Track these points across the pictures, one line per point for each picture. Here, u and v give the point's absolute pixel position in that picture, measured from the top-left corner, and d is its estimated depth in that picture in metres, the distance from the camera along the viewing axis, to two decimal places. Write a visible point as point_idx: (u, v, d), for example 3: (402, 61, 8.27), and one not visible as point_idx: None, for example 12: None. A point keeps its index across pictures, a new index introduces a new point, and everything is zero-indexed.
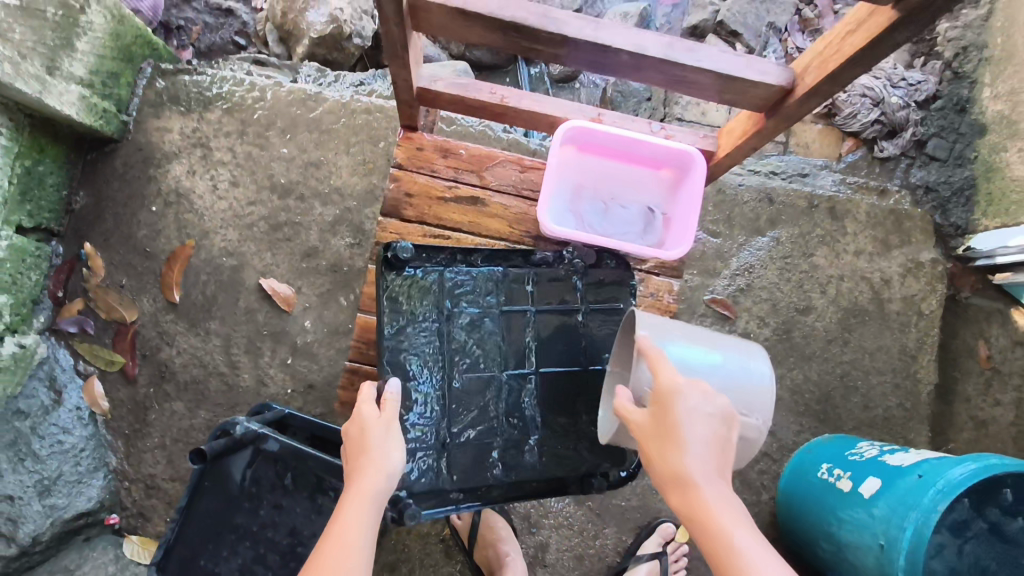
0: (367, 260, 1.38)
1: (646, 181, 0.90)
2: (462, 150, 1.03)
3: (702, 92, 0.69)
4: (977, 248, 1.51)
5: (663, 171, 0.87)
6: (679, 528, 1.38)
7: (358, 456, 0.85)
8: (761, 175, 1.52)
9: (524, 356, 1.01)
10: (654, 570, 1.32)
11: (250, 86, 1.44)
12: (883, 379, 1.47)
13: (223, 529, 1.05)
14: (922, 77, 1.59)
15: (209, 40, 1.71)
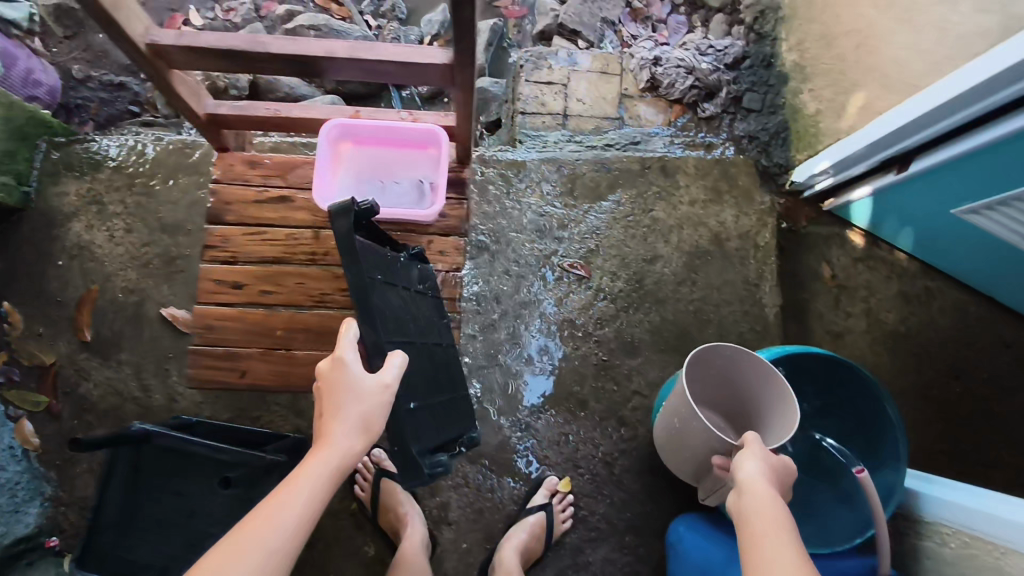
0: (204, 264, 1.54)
1: (420, 162, 1.11)
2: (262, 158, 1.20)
3: (400, 79, 0.87)
4: (798, 180, 1.70)
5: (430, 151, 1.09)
6: (561, 480, 1.54)
7: (337, 410, 0.91)
8: (597, 149, 1.73)
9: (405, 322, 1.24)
10: (540, 517, 1.47)
11: (136, 145, 1.64)
12: (732, 308, 1.64)
13: (131, 521, 1.22)
14: (729, 43, 1.81)
15: (107, 113, 1.92)
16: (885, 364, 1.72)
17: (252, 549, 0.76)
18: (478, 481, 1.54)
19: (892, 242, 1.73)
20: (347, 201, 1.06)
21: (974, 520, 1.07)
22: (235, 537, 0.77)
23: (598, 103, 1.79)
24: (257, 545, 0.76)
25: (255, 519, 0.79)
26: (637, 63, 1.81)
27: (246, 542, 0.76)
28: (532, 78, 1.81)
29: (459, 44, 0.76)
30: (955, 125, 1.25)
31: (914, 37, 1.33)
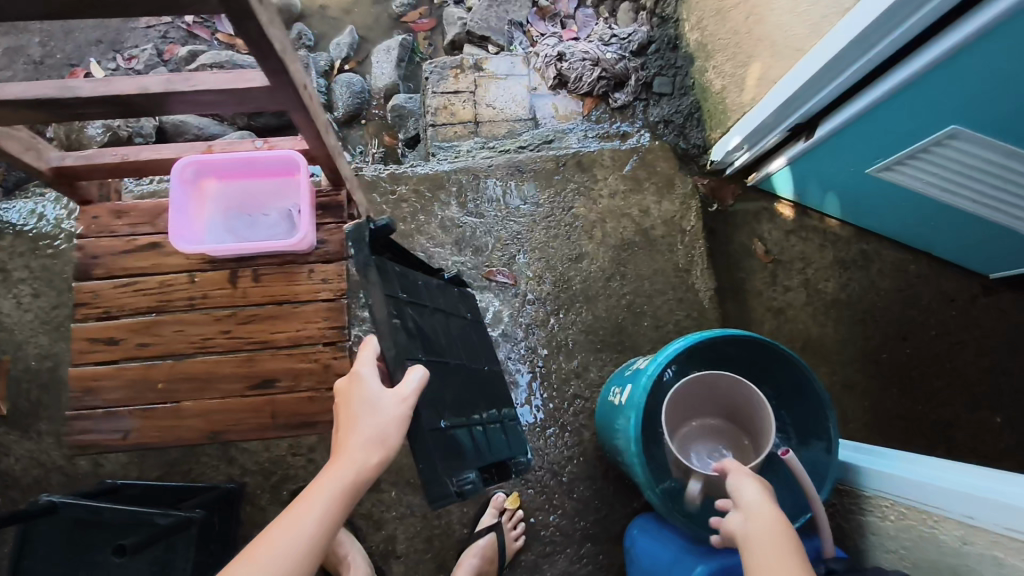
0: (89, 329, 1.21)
1: (286, 186, 1.16)
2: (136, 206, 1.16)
3: (228, 105, 0.86)
4: (716, 159, 1.67)
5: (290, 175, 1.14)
6: (509, 496, 1.50)
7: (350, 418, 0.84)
8: (510, 152, 1.70)
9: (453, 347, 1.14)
10: (493, 539, 1.41)
11: (37, 207, 1.59)
12: (665, 298, 1.60)
13: None
14: (634, 30, 1.79)
15: None
16: (830, 334, 1.68)
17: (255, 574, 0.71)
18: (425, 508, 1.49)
19: (820, 209, 1.71)
20: (216, 237, 1.15)
21: (907, 485, 1.04)
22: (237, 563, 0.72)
23: (509, 106, 1.76)
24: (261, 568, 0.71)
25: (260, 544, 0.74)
26: (543, 61, 1.79)
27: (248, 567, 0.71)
28: (439, 89, 1.78)
29: (265, 59, 0.74)
30: (843, 84, 1.23)
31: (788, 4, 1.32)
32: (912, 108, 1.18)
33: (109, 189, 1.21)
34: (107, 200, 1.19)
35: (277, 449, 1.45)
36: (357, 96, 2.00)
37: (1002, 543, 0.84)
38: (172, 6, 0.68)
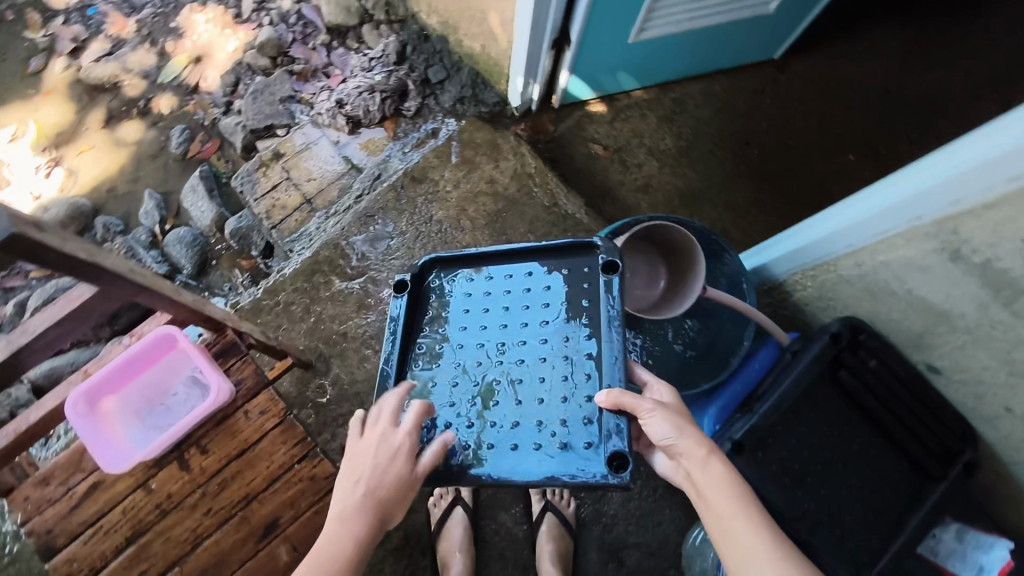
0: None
1: (173, 361, 1.20)
2: (55, 464, 1.15)
3: (77, 328, 0.89)
4: (517, 104, 1.80)
5: (167, 352, 1.17)
6: None
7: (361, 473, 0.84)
8: (351, 206, 1.77)
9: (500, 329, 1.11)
10: (551, 519, 1.50)
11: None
12: (553, 236, 1.70)
13: None
14: (384, 45, 1.90)
15: None
16: (694, 178, 1.84)
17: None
18: (481, 533, 1.54)
19: (621, 89, 1.87)
20: (142, 441, 1.18)
21: (793, 255, 1.21)
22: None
23: (326, 169, 1.82)
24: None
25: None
26: (328, 114, 1.86)
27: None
28: (258, 194, 1.83)
29: (78, 270, 0.78)
30: None
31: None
32: None
33: (23, 465, 1.19)
34: (28, 474, 1.17)
35: None
36: (193, 245, 1.99)
37: (873, 250, 1.00)
38: None
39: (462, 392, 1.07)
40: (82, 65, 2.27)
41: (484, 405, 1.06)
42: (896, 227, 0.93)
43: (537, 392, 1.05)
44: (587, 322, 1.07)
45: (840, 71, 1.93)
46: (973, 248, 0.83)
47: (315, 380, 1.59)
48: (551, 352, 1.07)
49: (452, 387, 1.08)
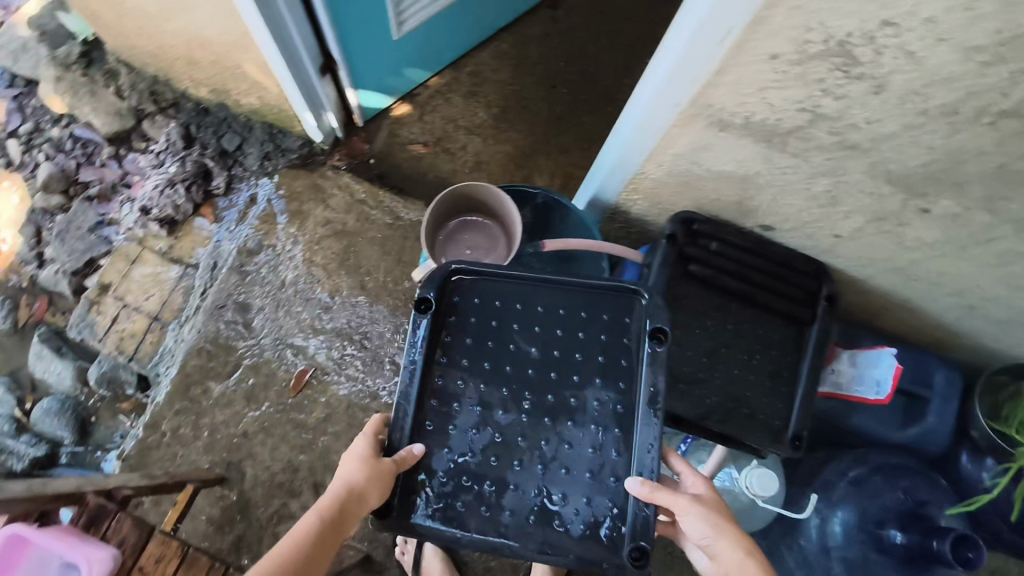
0: None
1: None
2: None
3: None
4: (321, 140, 1.76)
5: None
6: None
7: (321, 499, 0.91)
8: (199, 305, 1.67)
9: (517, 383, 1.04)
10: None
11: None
12: (407, 248, 1.71)
13: None
14: (165, 133, 1.79)
15: None
16: (517, 139, 1.88)
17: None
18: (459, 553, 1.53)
19: (412, 83, 1.84)
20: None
21: (605, 179, 1.22)
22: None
23: (158, 279, 1.71)
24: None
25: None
26: (138, 224, 1.74)
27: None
28: (102, 335, 1.68)
29: None
30: (294, 29, 1.35)
31: (195, 20, 1.36)
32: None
33: None
34: None
35: None
36: (64, 411, 1.74)
37: (660, 148, 1.02)
38: None
39: (488, 440, 1.01)
40: None
41: (495, 452, 1.01)
42: (662, 121, 0.94)
43: (568, 436, 1.02)
44: (621, 381, 1.03)
45: None
46: (730, 112, 0.85)
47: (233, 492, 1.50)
48: (576, 405, 1.02)
49: (476, 430, 1.02)
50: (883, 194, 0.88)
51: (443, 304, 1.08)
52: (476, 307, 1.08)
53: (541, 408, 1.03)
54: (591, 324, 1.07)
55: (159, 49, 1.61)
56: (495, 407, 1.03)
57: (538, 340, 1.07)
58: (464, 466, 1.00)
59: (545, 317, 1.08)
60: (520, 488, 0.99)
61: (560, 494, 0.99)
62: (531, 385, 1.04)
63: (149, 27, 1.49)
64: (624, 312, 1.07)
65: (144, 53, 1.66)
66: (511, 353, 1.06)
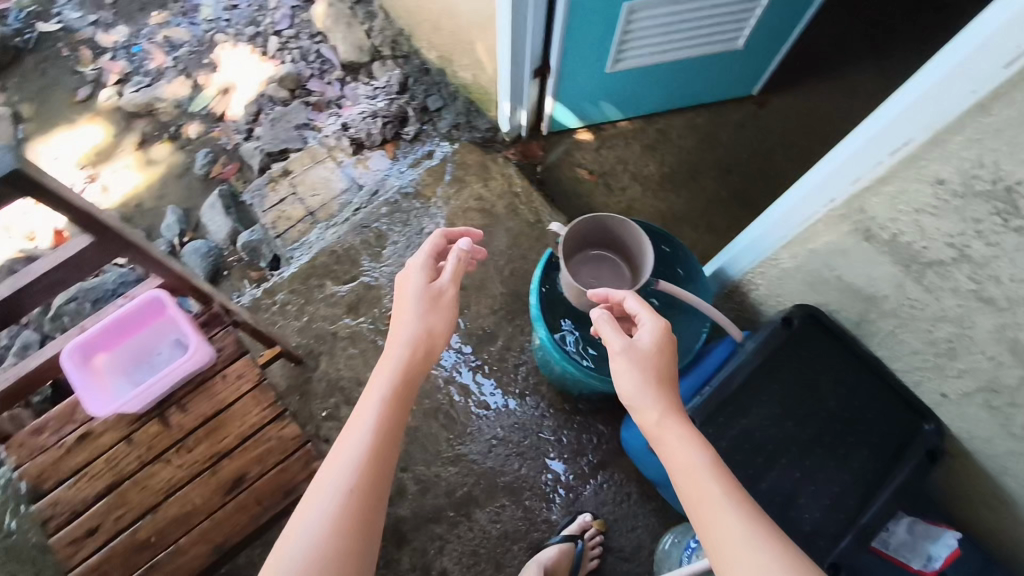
0: (51, 519, 1.11)
1: (147, 336, 1.23)
2: (47, 417, 1.17)
3: (75, 273, 1.02)
4: (508, 131, 1.95)
5: (98, 357, 1.17)
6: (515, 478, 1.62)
7: (394, 335, 1.04)
8: (350, 218, 1.91)
9: (798, 407, 1.07)
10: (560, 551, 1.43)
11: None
12: (536, 248, 1.84)
13: None
14: (389, 77, 2.09)
15: None
16: (676, 202, 1.94)
17: (312, 519, 0.83)
18: (467, 525, 1.58)
19: (603, 114, 1.95)
20: (105, 441, 1.16)
21: (740, 255, 1.25)
22: (285, 543, 0.82)
23: (327, 186, 1.97)
24: (317, 513, 0.84)
25: (305, 507, 0.85)
26: (335, 137, 2.03)
27: (315, 504, 0.85)
28: (267, 206, 1.98)
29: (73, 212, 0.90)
30: (534, 34, 1.53)
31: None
32: (584, 19, 1.50)
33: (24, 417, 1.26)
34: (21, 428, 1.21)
35: None
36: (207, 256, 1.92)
37: (801, 240, 1.06)
38: None
39: (771, 431, 1.05)
40: (124, 96, 2.36)
41: (756, 441, 1.05)
42: (812, 212, 0.99)
43: (825, 470, 1.04)
44: (885, 463, 1.05)
45: (820, 108, 2.02)
46: (880, 225, 0.89)
47: (303, 377, 1.70)
48: (842, 456, 1.05)
49: (768, 420, 1.06)
50: (1006, 365, 0.86)
51: (796, 322, 1.10)
52: (817, 345, 1.10)
53: (819, 439, 1.05)
54: (885, 409, 1.07)
55: (415, 10, 1.94)
56: (776, 416, 1.06)
57: (837, 394, 1.08)
58: (752, 437, 1.05)
59: (846, 371, 1.09)
60: (778, 476, 1.03)
61: (803, 501, 1.03)
62: (810, 418, 1.06)
63: None
64: (909, 422, 1.06)
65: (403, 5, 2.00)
66: (807, 380, 1.08)
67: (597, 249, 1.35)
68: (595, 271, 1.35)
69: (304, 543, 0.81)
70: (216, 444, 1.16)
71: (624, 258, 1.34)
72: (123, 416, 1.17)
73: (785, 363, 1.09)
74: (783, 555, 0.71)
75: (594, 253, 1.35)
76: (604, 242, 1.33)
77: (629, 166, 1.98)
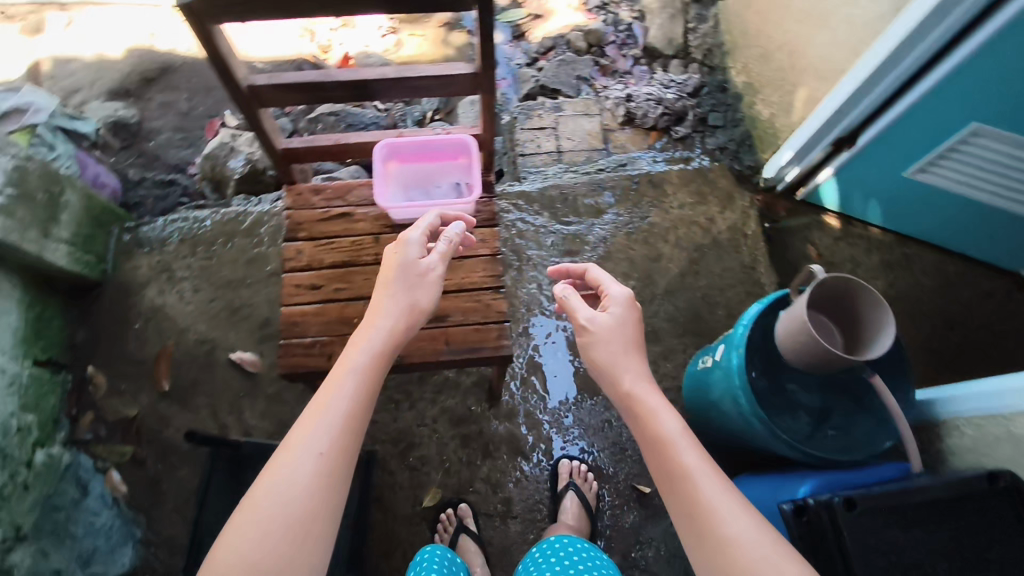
0: (290, 260, 1.27)
1: (431, 168, 1.37)
2: (329, 185, 1.33)
3: (437, 90, 1.14)
4: (769, 177, 1.98)
5: (388, 164, 1.33)
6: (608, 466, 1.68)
7: (377, 310, 1.04)
8: (591, 174, 2.01)
9: (966, 559, 1.04)
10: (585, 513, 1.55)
11: (211, 221, 1.93)
12: (735, 290, 1.87)
13: None
14: (687, 77, 2.18)
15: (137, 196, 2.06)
16: None
17: (295, 473, 0.84)
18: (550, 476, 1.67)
19: (863, 218, 1.95)
20: (361, 222, 1.31)
21: (971, 399, 1.27)
22: (271, 491, 0.82)
23: (584, 136, 2.08)
24: (301, 463, 0.85)
25: (294, 458, 0.85)
26: (613, 102, 2.14)
27: (297, 458, 0.85)
28: (526, 126, 2.10)
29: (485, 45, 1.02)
30: (869, 104, 1.55)
31: (824, 37, 1.67)
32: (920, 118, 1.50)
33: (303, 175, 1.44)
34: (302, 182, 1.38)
35: (404, 421, 1.71)
36: None
37: None
38: None
39: (925, 561, 1.03)
40: None
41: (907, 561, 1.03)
42: None
43: None
44: None
45: None
46: None
47: None
48: None
49: (927, 549, 1.04)
50: None
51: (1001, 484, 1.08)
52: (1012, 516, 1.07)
53: None
54: None
55: (752, 33, 2.00)
56: (938, 551, 1.04)
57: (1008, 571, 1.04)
58: (906, 554, 1.03)
59: None
60: None
61: None
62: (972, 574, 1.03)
63: (771, 16, 1.88)
64: None
65: (740, 23, 2.08)
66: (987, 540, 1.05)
67: (839, 318, 1.32)
68: (822, 327, 1.33)
69: (288, 491, 0.83)
70: (440, 275, 1.27)
71: (848, 346, 1.30)
72: (383, 211, 1.31)
73: (972, 512, 1.07)
74: (772, 543, 0.81)
75: (834, 319, 1.32)
76: (850, 320, 1.29)
77: (859, 269, 1.94)
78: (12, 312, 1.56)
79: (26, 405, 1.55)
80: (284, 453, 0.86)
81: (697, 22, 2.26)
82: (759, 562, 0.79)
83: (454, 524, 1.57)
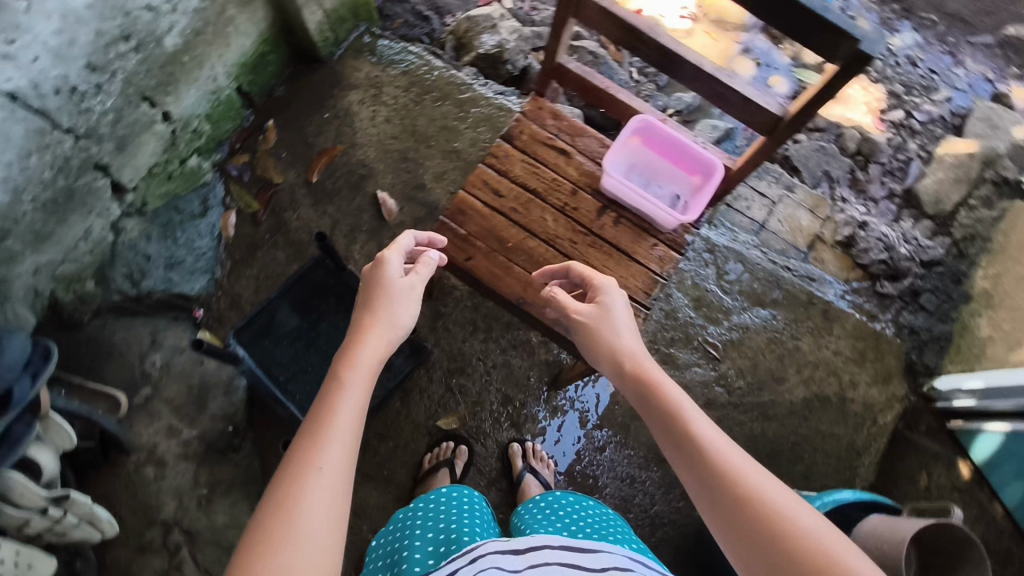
0: (492, 159, 1.26)
1: (661, 168, 1.30)
2: (567, 118, 1.30)
3: (732, 108, 1.08)
4: (939, 388, 1.77)
5: (630, 138, 1.27)
6: None
7: (367, 330, 0.89)
8: (777, 265, 1.87)
9: None
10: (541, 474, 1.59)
11: (438, 73, 1.92)
12: (828, 460, 1.72)
13: (295, 336, 1.42)
14: (931, 244, 1.96)
15: (392, 10, 2.08)
16: None
17: (307, 512, 0.65)
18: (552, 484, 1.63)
19: (996, 490, 1.65)
20: (572, 165, 1.27)
21: None
22: (286, 543, 0.62)
23: (794, 230, 1.92)
24: (310, 503, 0.65)
25: (303, 501, 0.65)
26: (843, 220, 1.96)
27: (305, 494, 0.66)
28: (753, 185, 1.95)
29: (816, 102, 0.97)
30: None
31: None
32: None
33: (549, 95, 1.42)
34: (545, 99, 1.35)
35: (473, 345, 1.68)
36: None
37: None
38: (802, 33, 0.94)
39: None
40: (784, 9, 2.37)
41: None
42: None
43: None
44: None
45: None
46: None
47: None
48: None
49: None
50: None
51: None
52: None
53: None
54: None
55: None
56: None
57: None
58: None
59: None
60: None
61: None
62: None
63: None
64: None
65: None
66: None
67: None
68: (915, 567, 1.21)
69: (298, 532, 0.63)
70: (602, 256, 1.23)
71: None
72: (597, 170, 1.27)
73: None
74: (798, 503, 0.70)
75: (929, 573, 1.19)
76: None
77: None
78: (248, 38, 1.63)
79: (207, 117, 1.65)
80: (286, 493, 0.65)
81: (980, 203, 1.97)
82: (789, 512, 0.68)
83: (447, 456, 1.56)
